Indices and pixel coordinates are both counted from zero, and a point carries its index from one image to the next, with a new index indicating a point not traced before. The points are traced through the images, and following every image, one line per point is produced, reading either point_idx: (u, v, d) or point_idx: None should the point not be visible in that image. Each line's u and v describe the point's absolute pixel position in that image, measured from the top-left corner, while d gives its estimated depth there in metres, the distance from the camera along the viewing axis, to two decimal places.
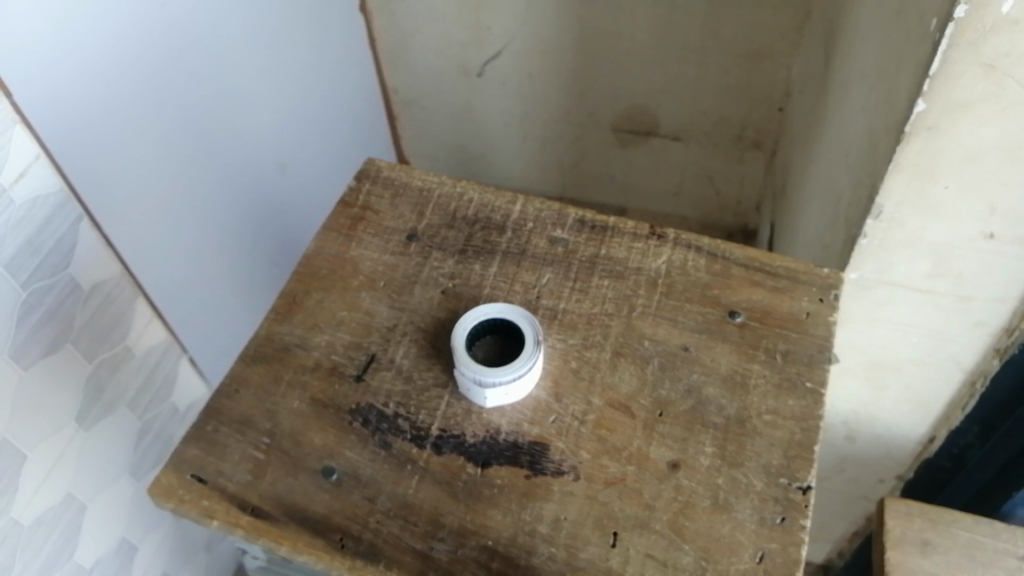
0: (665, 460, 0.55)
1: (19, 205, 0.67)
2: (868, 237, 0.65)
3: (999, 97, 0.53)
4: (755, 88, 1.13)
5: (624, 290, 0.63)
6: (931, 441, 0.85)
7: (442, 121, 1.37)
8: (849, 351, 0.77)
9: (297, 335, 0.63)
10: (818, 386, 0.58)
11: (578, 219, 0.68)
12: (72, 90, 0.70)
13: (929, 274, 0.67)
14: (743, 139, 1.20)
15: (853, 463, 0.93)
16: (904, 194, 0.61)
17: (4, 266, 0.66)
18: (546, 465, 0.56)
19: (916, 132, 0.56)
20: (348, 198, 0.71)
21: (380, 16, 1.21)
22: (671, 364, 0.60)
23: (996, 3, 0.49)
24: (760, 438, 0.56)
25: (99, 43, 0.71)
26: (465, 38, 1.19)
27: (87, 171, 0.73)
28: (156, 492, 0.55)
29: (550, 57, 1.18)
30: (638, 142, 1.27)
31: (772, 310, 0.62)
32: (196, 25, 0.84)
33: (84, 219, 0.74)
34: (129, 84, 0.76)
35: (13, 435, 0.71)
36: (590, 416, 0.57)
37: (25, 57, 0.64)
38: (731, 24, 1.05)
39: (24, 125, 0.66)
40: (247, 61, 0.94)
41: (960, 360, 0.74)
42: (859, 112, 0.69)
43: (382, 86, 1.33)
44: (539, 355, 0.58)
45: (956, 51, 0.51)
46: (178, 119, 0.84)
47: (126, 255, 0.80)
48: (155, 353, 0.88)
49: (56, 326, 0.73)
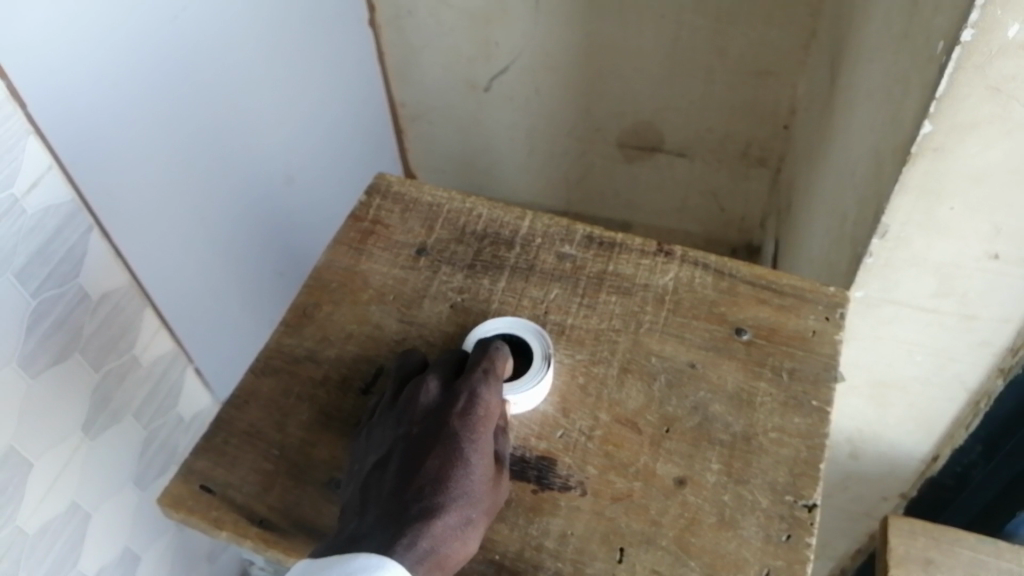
0: (671, 477, 0.56)
1: (30, 215, 0.67)
2: (874, 256, 0.65)
3: (1003, 119, 0.54)
4: (761, 105, 1.13)
5: (631, 306, 0.64)
6: (935, 460, 0.86)
7: (449, 135, 1.38)
8: (854, 369, 0.78)
9: (305, 348, 0.63)
10: (825, 405, 0.58)
11: (586, 235, 0.68)
12: (84, 100, 0.70)
13: (935, 293, 0.67)
14: (748, 155, 1.21)
15: (857, 481, 0.93)
16: (910, 214, 0.61)
17: (14, 274, 0.67)
18: (553, 480, 0.56)
19: (921, 154, 0.57)
20: (358, 212, 0.71)
21: (389, 30, 1.22)
22: (678, 381, 0.60)
23: (1002, 28, 0.49)
24: (766, 455, 0.56)
25: (111, 55, 0.72)
26: (473, 53, 1.20)
27: (97, 183, 0.74)
28: (165, 503, 0.56)
29: (557, 74, 1.19)
30: (644, 158, 1.28)
31: (779, 328, 0.62)
32: (207, 37, 0.84)
33: (94, 229, 0.75)
34: (140, 96, 0.77)
35: (20, 442, 0.71)
36: (597, 431, 0.58)
37: (39, 68, 0.65)
38: (739, 42, 1.06)
39: (37, 136, 0.67)
40: (257, 76, 0.95)
41: (964, 380, 0.74)
42: (866, 131, 0.70)
43: (390, 100, 1.34)
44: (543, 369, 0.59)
45: (962, 74, 0.52)
46: (189, 129, 0.85)
47: (136, 265, 0.81)
48: (163, 362, 0.89)
49: (65, 335, 0.74)
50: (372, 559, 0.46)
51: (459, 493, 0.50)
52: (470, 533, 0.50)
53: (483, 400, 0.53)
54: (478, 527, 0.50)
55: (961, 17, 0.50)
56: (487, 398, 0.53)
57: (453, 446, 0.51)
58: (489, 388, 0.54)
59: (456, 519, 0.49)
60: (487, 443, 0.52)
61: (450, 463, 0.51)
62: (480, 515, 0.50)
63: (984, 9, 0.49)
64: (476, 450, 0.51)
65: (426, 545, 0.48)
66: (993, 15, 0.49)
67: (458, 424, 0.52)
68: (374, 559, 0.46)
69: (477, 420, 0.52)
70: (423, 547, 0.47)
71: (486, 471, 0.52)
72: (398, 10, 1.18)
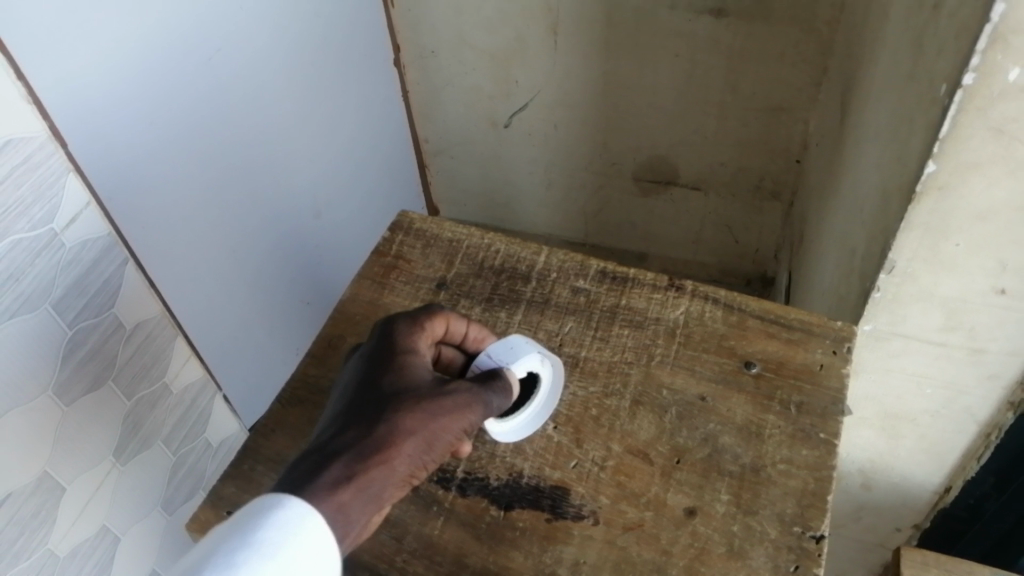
0: (682, 507, 0.57)
1: (69, 248, 0.70)
2: (882, 290, 0.67)
3: (1007, 160, 0.55)
4: (774, 140, 1.15)
5: (644, 339, 0.66)
6: (947, 492, 0.86)
7: (470, 168, 1.41)
8: (864, 402, 0.79)
9: (329, 378, 0.66)
10: (832, 437, 0.59)
11: (600, 270, 0.71)
12: (119, 139, 0.74)
13: (942, 327, 0.69)
14: (762, 189, 1.23)
15: (869, 512, 0.93)
16: (916, 250, 0.63)
17: (52, 305, 0.70)
18: (567, 509, 0.58)
19: (927, 193, 0.59)
20: (381, 248, 0.74)
21: (413, 68, 1.26)
22: (689, 413, 0.62)
23: (1003, 71, 0.51)
24: (775, 487, 0.57)
25: (146, 95, 0.76)
26: (493, 89, 1.24)
27: (130, 218, 0.77)
28: (194, 527, 0.58)
29: (575, 109, 1.22)
30: (659, 191, 1.30)
31: (787, 362, 0.64)
32: (239, 76, 0.88)
33: (129, 262, 0.78)
34: (174, 135, 0.81)
35: (54, 468, 0.73)
36: (609, 462, 0.60)
37: (80, 109, 0.69)
38: (751, 80, 1.08)
39: (76, 173, 0.70)
40: (286, 112, 0.98)
41: (973, 412, 0.75)
42: (873, 169, 0.72)
43: (413, 135, 1.38)
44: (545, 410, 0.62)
45: (965, 116, 0.54)
46: (219, 164, 0.88)
47: (166, 296, 0.84)
48: (192, 391, 0.92)
49: (97, 365, 0.76)
50: (272, 499, 0.46)
51: (365, 410, 0.52)
52: (384, 434, 0.50)
53: (395, 335, 0.57)
54: (397, 426, 0.51)
55: (962, 61, 0.52)
56: (400, 333, 0.57)
57: (364, 373, 0.55)
58: (394, 322, 0.58)
59: (360, 433, 0.50)
60: (398, 361, 0.55)
61: (361, 387, 0.54)
62: (395, 413, 0.51)
63: (985, 54, 0.51)
64: (385, 368, 0.54)
65: (330, 450, 0.49)
66: (995, 59, 0.51)
67: (373, 358, 0.55)
68: (272, 499, 0.46)
69: (386, 344, 0.56)
70: (327, 455, 0.49)
71: (400, 381, 0.53)
72: (421, 48, 1.21)
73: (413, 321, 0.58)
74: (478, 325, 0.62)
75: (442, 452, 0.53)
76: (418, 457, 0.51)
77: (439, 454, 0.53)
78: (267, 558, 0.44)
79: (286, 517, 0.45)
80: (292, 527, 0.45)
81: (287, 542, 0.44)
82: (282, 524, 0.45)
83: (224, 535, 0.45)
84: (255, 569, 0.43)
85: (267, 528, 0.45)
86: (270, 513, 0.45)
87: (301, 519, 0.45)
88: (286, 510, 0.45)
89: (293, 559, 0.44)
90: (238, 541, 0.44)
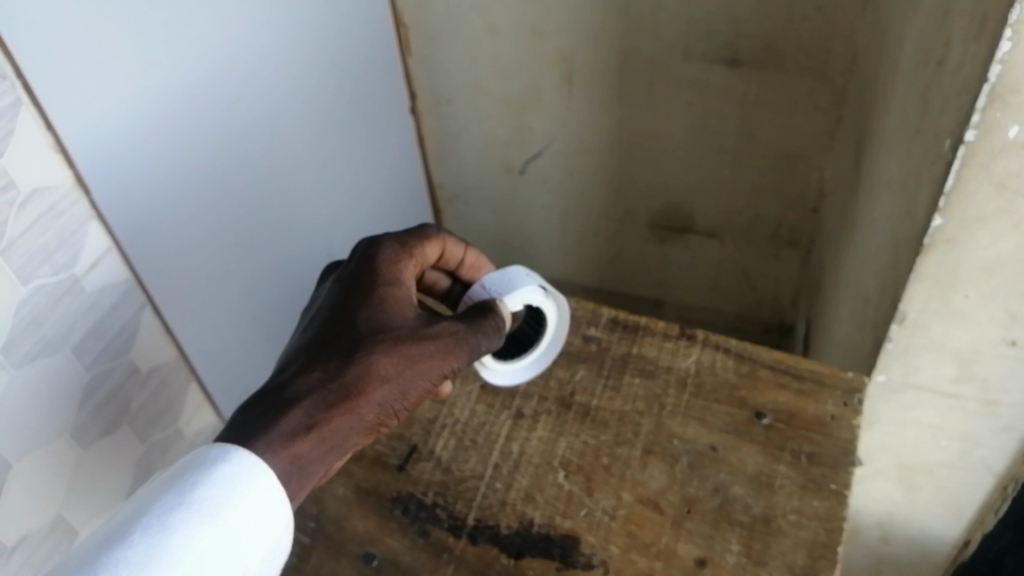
0: (692, 557, 0.57)
1: (88, 293, 0.72)
2: (893, 341, 0.67)
3: (1012, 214, 0.56)
4: (788, 188, 1.16)
5: (655, 389, 0.66)
6: (966, 546, 0.85)
7: (486, 216, 1.43)
8: (877, 453, 0.79)
9: None
10: (843, 488, 0.59)
11: (611, 318, 0.72)
12: (144, 188, 0.76)
13: (955, 379, 0.69)
14: (779, 236, 1.24)
15: (890, 564, 0.92)
16: (925, 302, 0.63)
17: (71, 349, 0.71)
18: (577, 558, 0.58)
19: (933, 245, 0.59)
20: None
21: (430, 117, 1.29)
22: (699, 463, 0.62)
23: (1002, 128, 0.52)
24: (785, 537, 0.57)
25: (170, 143, 0.78)
26: (508, 137, 1.26)
27: (153, 263, 0.79)
28: None
29: (589, 157, 1.24)
30: (675, 238, 1.31)
31: (798, 413, 0.64)
32: (258, 124, 0.90)
33: (146, 307, 0.80)
34: (194, 182, 0.83)
35: (68, 512, 0.75)
36: (620, 511, 0.60)
37: (107, 159, 0.71)
38: (765, 128, 1.10)
39: (98, 221, 0.72)
40: (305, 160, 1.01)
41: (989, 464, 0.74)
42: (883, 221, 0.73)
43: (430, 184, 1.40)
44: (549, 431, 0.65)
45: (968, 171, 0.55)
46: (236, 212, 0.90)
47: (184, 342, 0.86)
48: (202, 437, 0.93)
49: (113, 409, 0.78)
50: (222, 453, 0.50)
51: (337, 350, 0.57)
52: (352, 380, 0.55)
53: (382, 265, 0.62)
54: (368, 370, 0.56)
55: (962, 118, 0.53)
56: (387, 264, 0.62)
57: (342, 303, 0.60)
58: (382, 248, 0.63)
59: (327, 375, 0.55)
60: (379, 295, 0.60)
61: (339, 318, 0.59)
62: (369, 357, 0.56)
63: (984, 111, 0.51)
64: (365, 303, 0.59)
65: (294, 392, 0.54)
66: (994, 117, 0.52)
67: (357, 287, 0.61)
68: (217, 454, 0.50)
69: (370, 272, 0.61)
70: (291, 397, 0.54)
71: (379, 319, 0.59)
72: (438, 97, 1.24)
73: (400, 250, 0.64)
74: (476, 254, 0.71)
75: (414, 397, 0.59)
76: (388, 404, 0.57)
77: (411, 399, 0.59)
78: (206, 517, 0.48)
79: (230, 476, 0.49)
80: (235, 485, 0.49)
81: (227, 502, 0.48)
82: (224, 482, 0.49)
83: (165, 489, 0.49)
84: (194, 527, 0.47)
85: (208, 487, 0.48)
86: (210, 470, 0.49)
87: (246, 477, 0.49)
88: (230, 468, 0.49)
89: (231, 517, 0.48)
90: (176, 498, 0.48)
